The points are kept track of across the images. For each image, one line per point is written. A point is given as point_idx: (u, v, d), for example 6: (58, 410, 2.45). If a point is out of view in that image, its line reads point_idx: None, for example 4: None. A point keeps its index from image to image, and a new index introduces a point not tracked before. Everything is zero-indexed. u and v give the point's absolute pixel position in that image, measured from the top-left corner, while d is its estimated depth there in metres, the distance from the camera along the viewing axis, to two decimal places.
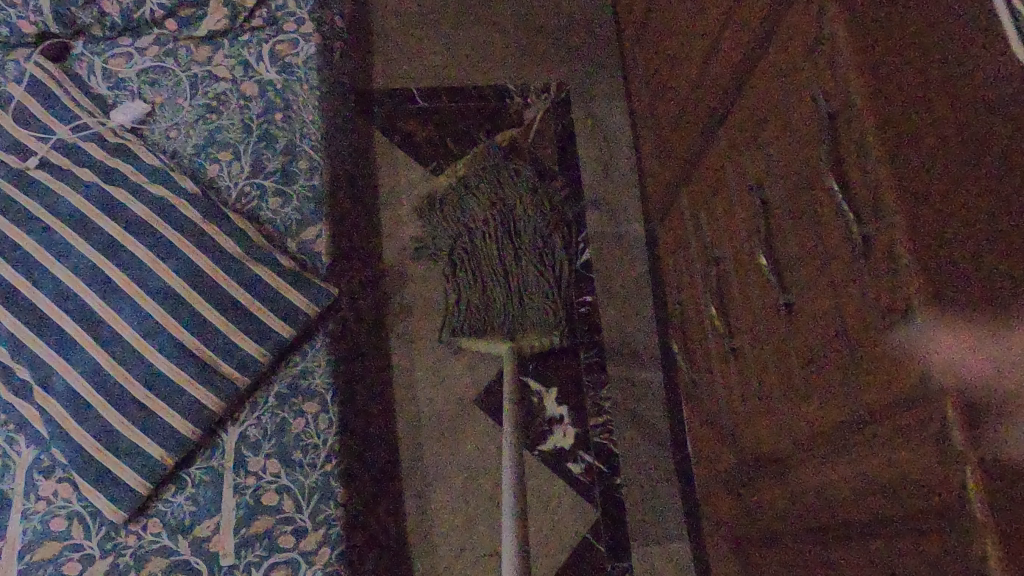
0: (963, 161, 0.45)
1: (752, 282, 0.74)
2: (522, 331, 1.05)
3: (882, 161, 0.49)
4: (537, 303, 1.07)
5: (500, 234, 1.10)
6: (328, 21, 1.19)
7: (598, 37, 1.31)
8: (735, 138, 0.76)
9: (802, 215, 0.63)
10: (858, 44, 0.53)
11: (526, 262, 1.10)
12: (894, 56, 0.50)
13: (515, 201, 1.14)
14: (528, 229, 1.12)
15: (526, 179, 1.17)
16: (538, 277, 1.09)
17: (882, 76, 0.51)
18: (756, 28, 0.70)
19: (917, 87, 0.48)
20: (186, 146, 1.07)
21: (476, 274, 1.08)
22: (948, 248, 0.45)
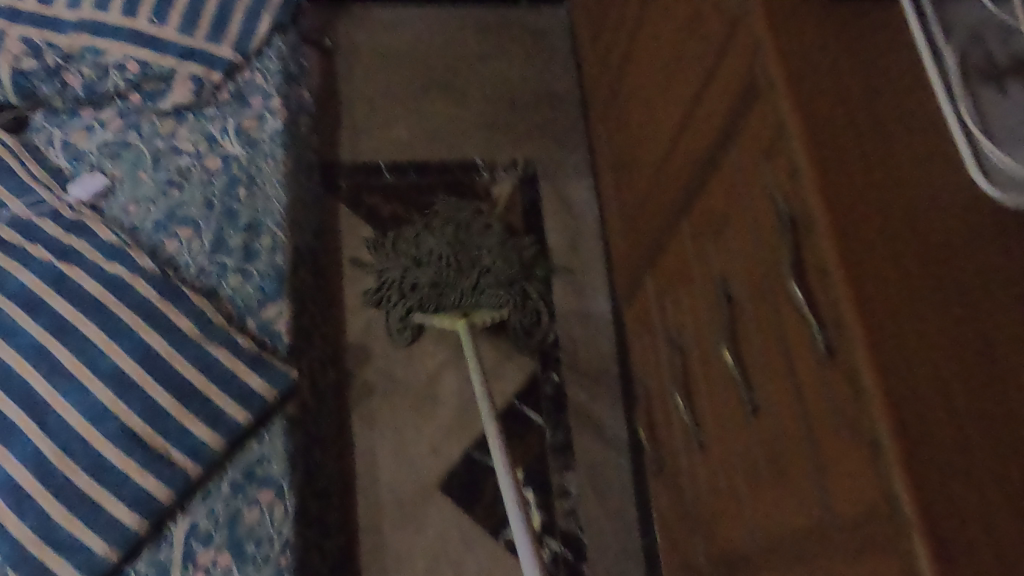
0: (910, 277, 0.46)
1: (718, 375, 0.73)
2: (476, 306, 1.06)
3: (840, 268, 0.47)
4: (493, 291, 1.07)
5: (460, 244, 1.10)
6: (295, 96, 1.19)
7: (565, 113, 1.32)
8: (701, 229, 0.76)
9: (767, 314, 0.62)
10: (812, 136, 0.51)
11: (485, 269, 1.08)
12: (844, 159, 0.50)
13: (478, 229, 1.13)
14: (492, 256, 1.10)
15: (498, 234, 1.13)
16: (498, 272, 1.08)
17: (834, 178, 0.49)
18: (715, 123, 0.71)
19: (866, 198, 0.49)
20: (145, 222, 1.05)
21: (433, 292, 1.06)
22: (909, 365, 0.44)
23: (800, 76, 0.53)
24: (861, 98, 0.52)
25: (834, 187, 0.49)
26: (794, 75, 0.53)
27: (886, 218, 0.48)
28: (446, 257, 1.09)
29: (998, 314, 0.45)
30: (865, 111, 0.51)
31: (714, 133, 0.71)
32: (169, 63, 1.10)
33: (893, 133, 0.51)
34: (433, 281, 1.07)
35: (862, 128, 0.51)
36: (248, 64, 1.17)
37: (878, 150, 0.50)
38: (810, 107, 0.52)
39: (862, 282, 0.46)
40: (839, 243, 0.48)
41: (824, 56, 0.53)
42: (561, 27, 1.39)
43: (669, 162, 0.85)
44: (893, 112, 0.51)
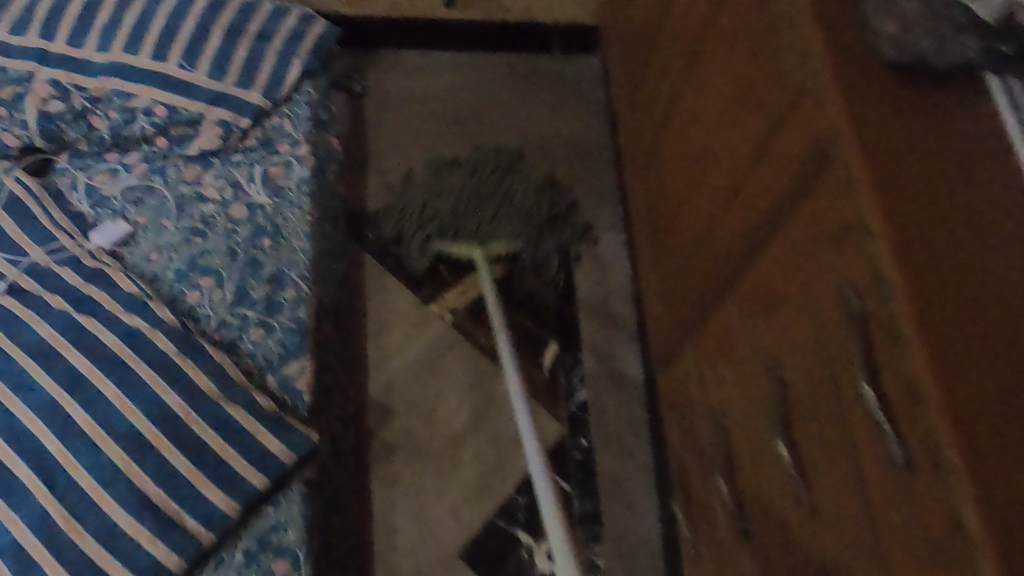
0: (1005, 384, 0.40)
1: (767, 463, 0.68)
2: (490, 238, 1.12)
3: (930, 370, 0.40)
4: (509, 223, 1.13)
5: (489, 182, 1.16)
6: (324, 143, 1.17)
7: (596, 165, 1.29)
8: (750, 306, 0.71)
9: (827, 408, 0.58)
10: (889, 203, 0.44)
11: (507, 205, 1.14)
12: (926, 234, 0.43)
13: (514, 174, 1.18)
14: (518, 195, 1.15)
15: (536, 180, 1.18)
16: (519, 210, 1.14)
17: (919, 256, 0.43)
18: (769, 199, 0.66)
19: (952, 285, 0.42)
20: (167, 270, 1.02)
21: (449, 224, 1.12)
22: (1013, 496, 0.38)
23: (883, 165, 0.45)
24: (938, 162, 0.45)
25: (930, 307, 0.42)
26: (877, 162, 0.45)
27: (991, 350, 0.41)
28: (467, 191, 1.14)
29: None
30: (944, 178, 0.45)
31: (767, 208, 0.67)
32: (197, 109, 1.09)
33: (973, 204, 0.44)
34: (454, 209, 1.13)
35: (960, 239, 0.43)
36: (277, 110, 1.15)
37: (961, 225, 0.44)
38: (888, 171, 0.45)
39: (955, 389, 0.40)
40: (939, 375, 0.40)
41: (895, 108, 0.47)
42: (594, 77, 1.36)
43: (712, 230, 0.81)
44: (974, 183, 0.45)
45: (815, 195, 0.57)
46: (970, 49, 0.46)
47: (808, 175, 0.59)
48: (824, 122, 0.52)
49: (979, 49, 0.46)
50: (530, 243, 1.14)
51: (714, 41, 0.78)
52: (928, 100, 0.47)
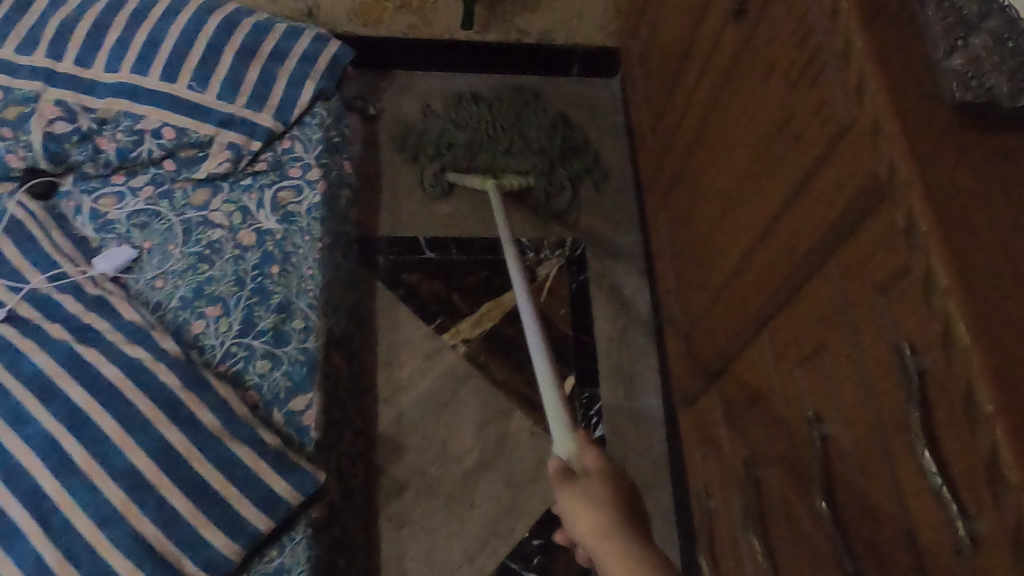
0: None
1: (806, 524, 0.63)
2: (503, 167, 1.15)
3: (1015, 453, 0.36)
4: (523, 153, 1.17)
5: (504, 120, 1.21)
6: (336, 167, 1.14)
7: (615, 193, 1.25)
8: (786, 350, 0.67)
9: (879, 472, 0.53)
10: (958, 256, 0.40)
11: (521, 138, 1.19)
12: (1001, 295, 0.39)
13: (528, 113, 1.23)
14: (532, 132, 1.20)
15: (552, 120, 1.24)
16: (532, 144, 1.19)
17: (996, 318, 0.38)
18: (808, 239, 0.62)
19: None
20: (171, 298, 0.98)
21: (465, 153, 1.17)
22: None
23: (955, 223, 0.41)
24: (1011, 217, 0.41)
25: (1014, 378, 0.37)
26: (949, 217, 0.41)
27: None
28: (483, 123, 1.20)
29: None
30: (1018, 233, 0.41)
31: (805, 247, 0.63)
32: (207, 131, 1.07)
33: None
34: (469, 142, 1.18)
35: None
36: (289, 133, 1.12)
37: None
38: (956, 220, 0.41)
39: None
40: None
41: (960, 151, 0.43)
42: (614, 102, 1.34)
43: (743, 267, 0.77)
44: None
45: (864, 242, 0.53)
46: None
47: (857, 219, 0.55)
48: (879, 164, 0.48)
49: None
50: (544, 172, 1.17)
51: (745, 69, 0.75)
52: (1006, 150, 0.43)
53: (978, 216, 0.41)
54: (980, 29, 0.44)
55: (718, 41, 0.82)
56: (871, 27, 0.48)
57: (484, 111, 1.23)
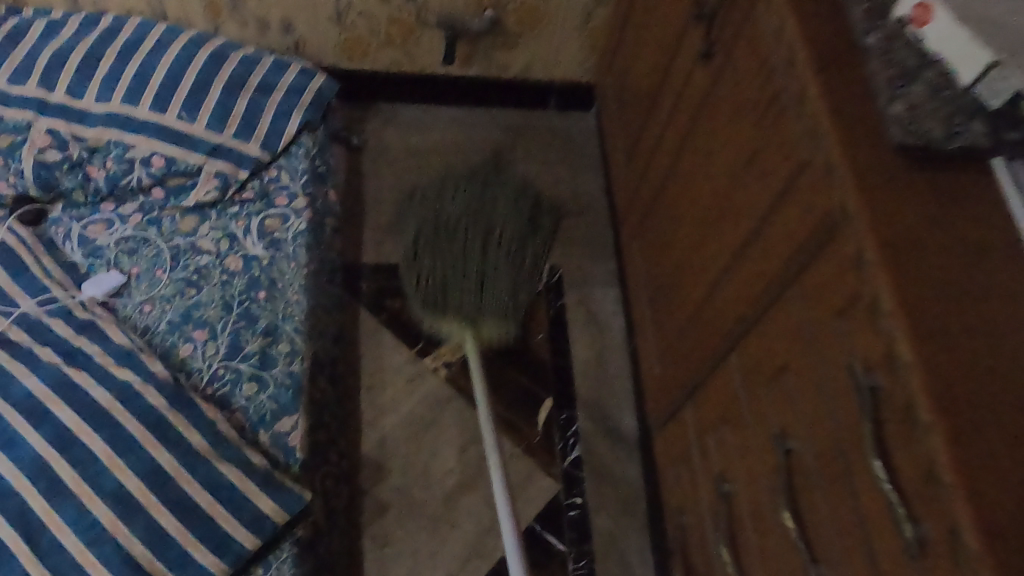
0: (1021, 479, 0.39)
1: (774, 537, 0.67)
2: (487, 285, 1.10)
3: (949, 457, 0.40)
4: (501, 271, 1.11)
5: (478, 227, 1.14)
6: (321, 196, 1.17)
7: (592, 222, 1.30)
8: (755, 373, 0.71)
9: (838, 483, 0.57)
10: (903, 282, 0.44)
11: (497, 251, 1.12)
12: (943, 317, 0.43)
13: (494, 205, 1.18)
14: (504, 236, 1.14)
15: (519, 184, 1.22)
16: (508, 255, 1.13)
17: (936, 337, 0.43)
18: (771, 268, 0.67)
19: (971, 369, 0.42)
20: (160, 323, 1.00)
21: (439, 251, 1.12)
22: None
23: (899, 251, 0.45)
24: (949, 247, 0.46)
25: (950, 388, 0.41)
26: (892, 245, 0.46)
27: (1016, 429, 0.41)
28: (457, 212, 1.16)
29: (1001, 246, 0.46)
30: (956, 261, 0.45)
31: (768, 276, 0.68)
32: (195, 160, 1.09)
33: (984, 289, 0.44)
34: (447, 271, 1.10)
35: (976, 324, 0.43)
36: (275, 162, 1.15)
37: (977, 312, 0.44)
38: (900, 247, 0.45)
39: (975, 475, 0.39)
40: (959, 462, 0.40)
41: (905, 187, 0.47)
42: (591, 135, 1.39)
43: (713, 294, 0.81)
44: (986, 274, 0.45)
45: (822, 268, 0.58)
46: (977, 135, 0.47)
47: (813, 249, 0.59)
48: (833, 198, 0.53)
49: (984, 135, 0.47)
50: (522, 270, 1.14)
51: (714, 108, 0.80)
52: (940, 181, 0.48)
53: (919, 243, 0.46)
54: (920, 78, 0.49)
55: (689, 81, 0.87)
56: (828, 73, 0.53)
57: (457, 219, 1.15)
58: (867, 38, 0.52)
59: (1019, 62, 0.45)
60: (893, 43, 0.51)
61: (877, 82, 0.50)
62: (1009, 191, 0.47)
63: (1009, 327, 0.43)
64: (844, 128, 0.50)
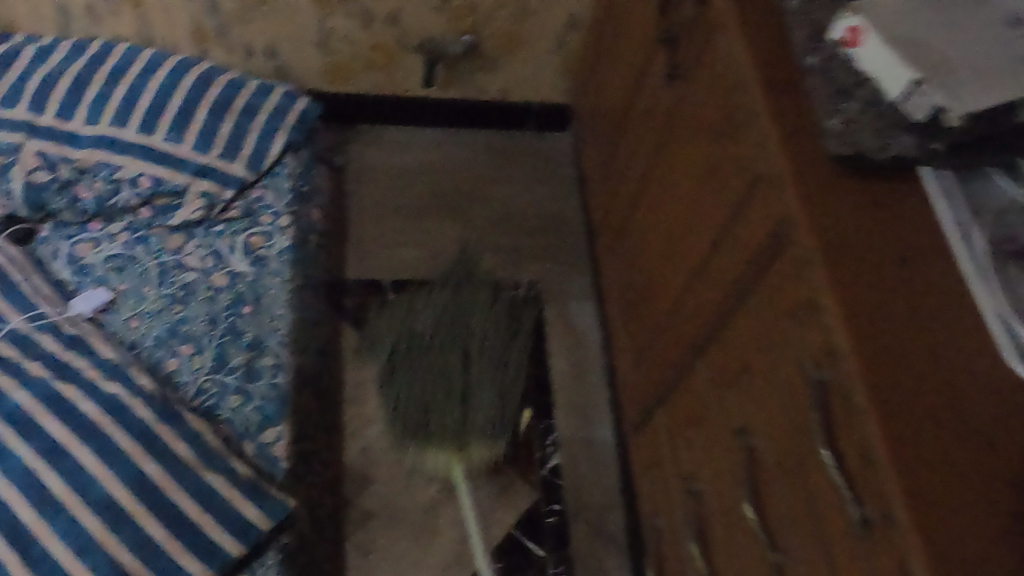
0: (946, 445, 0.44)
1: (739, 531, 0.70)
2: (470, 406, 1.06)
3: (878, 429, 0.44)
4: (484, 384, 1.08)
5: (456, 338, 1.11)
6: (305, 215, 1.21)
7: (568, 238, 1.34)
8: (717, 374, 0.75)
9: (793, 474, 0.60)
10: (837, 277, 0.49)
11: (477, 370, 1.09)
12: (874, 306, 0.48)
13: (469, 315, 1.14)
14: (482, 349, 1.11)
15: (492, 289, 1.19)
16: (490, 369, 1.10)
17: (868, 324, 0.47)
18: (731, 276, 0.71)
19: (900, 349, 0.46)
20: (147, 338, 1.03)
21: (416, 372, 1.08)
22: (954, 534, 0.41)
23: (835, 250, 0.50)
24: (881, 242, 0.50)
25: (880, 369, 0.46)
26: (830, 244, 0.50)
27: (942, 408, 0.45)
28: (432, 327, 1.12)
29: (928, 240, 0.50)
30: (888, 254, 0.50)
31: (728, 284, 0.72)
32: (182, 180, 1.13)
33: (913, 279, 0.49)
34: (428, 389, 1.06)
35: (904, 311, 0.48)
36: (259, 182, 1.19)
37: (905, 301, 0.48)
38: (834, 247, 0.50)
39: (902, 442, 0.43)
40: (887, 433, 0.44)
41: (838, 191, 0.52)
42: (567, 155, 1.43)
43: (680, 303, 0.85)
44: (915, 264, 0.49)
45: (775, 274, 0.62)
46: (906, 147, 0.51)
47: (767, 255, 0.63)
48: (780, 207, 0.57)
49: (913, 147, 0.51)
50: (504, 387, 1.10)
51: (678, 127, 0.84)
52: (872, 187, 0.52)
53: (851, 242, 0.50)
54: (854, 97, 0.53)
55: (656, 102, 0.92)
56: (772, 93, 0.57)
57: (432, 332, 1.12)
58: (807, 59, 0.57)
59: (939, 83, 0.50)
60: (832, 64, 0.56)
61: (818, 98, 0.55)
62: (935, 193, 0.52)
63: (937, 316, 0.48)
64: (788, 143, 0.55)
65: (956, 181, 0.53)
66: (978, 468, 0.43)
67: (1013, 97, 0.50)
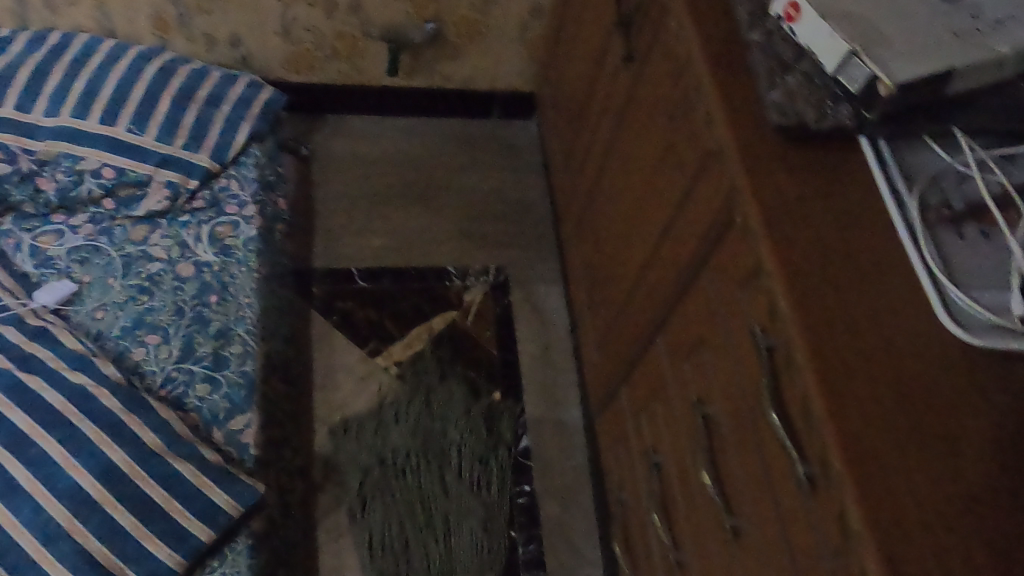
0: (878, 389, 0.46)
1: (698, 499, 0.72)
2: (453, 546, 1.04)
3: (815, 378, 0.46)
4: (464, 512, 1.07)
5: (431, 462, 1.09)
6: (271, 204, 1.20)
7: (534, 224, 1.35)
8: (675, 347, 0.76)
9: (746, 440, 0.62)
10: (778, 241, 0.51)
11: (458, 499, 1.07)
12: (811, 265, 0.50)
13: (444, 437, 1.12)
14: (461, 475, 1.09)
15: (465, 397, 1.16)
16: (470, 492, 1.08)
17: (806, 283, 0.49)
18: (685, 251, 0.73)
19: (835, 305, 0.48)
20: (113, 328, 1.03)
21: (394, 507, 1.06)
22: (883, 469, 0.43)
23: (777, 216, 0.52)
24: (819, 205, 0.52)
25: (817, 325, 0.48)
26: (773, 215, 0.52)
27: (879, 369, 0.46)
28: (406, 459, 1.09)
29: (863, 202, 0.53)
30: (826, 217, 0.52)
31: (683, 259, 0.74)
32: (146, 170, 1.13)
33: (849, 239, 0.51)
34: (407, 523, 1.05)
35: (841, 269, 0.50)
36: (225, 172, 1.19)
37: (842, 259, 0.50)
38: (776, 213, 0.52)
39: (837, 390, 0.46)
40: (822, 382, 0.46)
41: (778, 160, 0.54)
42: (532, 142, 1.45)
43: (640, 281, 0.87)
44: (848, 223, 0.52)
45: (727, 247, 0.63)
46: (844, 117, 0.53)
47: (718, 229, 0.65)
48: (727, 179, 0.59)
49: (851, 117, 0.53)
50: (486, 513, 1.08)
51: (635, 108, 0.86)
52: (811, 159, 0.54)
53: (791, 206, 0.52)
54: (794, 71, 0.56)
55: (614, 86, 0.93)
56: (715, 69, 0.59)
57: (407, 454, 1.10)
58: (750, 34, 0.59)
59: (872, 52, 0.51)
60: (773, 39, 0.58)
61: (759, 74, 0.57)
62: (874, 165, 0.54)
63: (874, 282, 0.49)
64: (733, 117, 0.56)
65: (891, 150, 0.55)
66: (913, 427, 0.45)
67: (942, 69, 0.50)
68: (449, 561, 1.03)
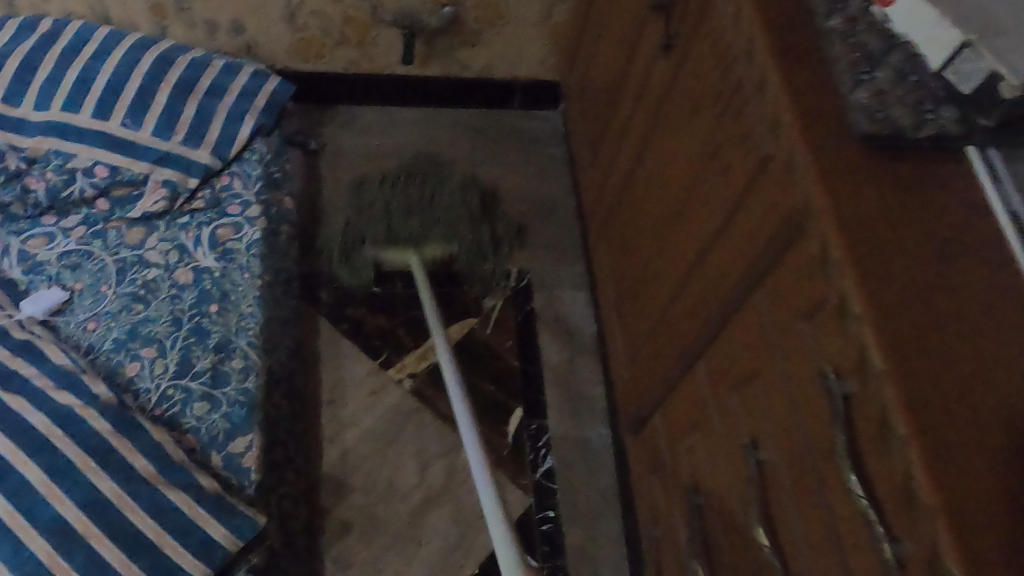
0: (993, 450, 0.37)
1: (749, 554, 0.63)
2: (426, 234, 1.08)
3: (916, 444, 0.37)
4: (441, 229, 1.09)
5: (418, 180, 1.15)
6: (276, 203, 1.12)
7: (559, 223, 1.26)
8: (722, 376, 0.67)
9: (809, 493, 0.53)
10: (861, 269, 0.41)
11: (440, 201, 1.12)
12: (904, 295, 0.41)
13: (438, 177, 1.18)
14: (447, 192, 1.15)
15: (463, 173, 1.23)
16: (449, 216, 1.10)
17: (902, 323, 0.40)
18: (736, 267, 0.63)
19: (937, 345, 0.39)
20: (104, 341, 0.95)
21: (376, 194, 1.11)
22: (1003, 549, 0.34)
23: (863, 242, 0.42)
24: (909, 223, 0.43)
25: (914, 374, 0.39)
26: (859, 243, 0.42)
27: (999, 436, 0.37)
28: (397, 180, 1.15)
29: (966, 215, 0.44)
30: (917, 235, 0.43)
31: (734, 277, 0.64)
32: (141, 169, 1.06)
33: (949, 261, 0.42)
34: (386, 230, 1.07)
35: (944, 302, 0.41)
36: (227, 169, 1.11)
37: (943, 287, 0.41)
38: (860, 235, 0.43)
39: (942, 453, 0.37)
40: (924, 443, 0.37)
41: (864, 171, 0.45)
42: (556, 134, 1.35)
43: (680, 295, 0.77)
44: (948, 240, 0.43)
45: (787, 268, 0.54)
46: (947, 122, 0.45)
47: (780, 250, 0.56)
48: (796, 196, 0.50)
49: (956, 123, 0.45)
50: (467, 217, 1.12)
51: (675, 101, 0.76)
52: (905, 171, 0.45)
53: (874, 226, 0.43)
54: (883, 65, 0.48)
55: (650, 74, 0.84)
56: (783, 64, 0.50)
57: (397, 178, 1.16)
58: (829, 21, 0.51)
59: (991, 43, 0.44)
60: (856, 26, 0.50)
61: (841, 69, 0.48)
62: (988, 185, 0.45)
63: (992, 328, 0.40)
64: (809, 123, 0.47)
65: (1005, 162, 0.46)
66: None
67: None
68: (423, 233, 1.07)
